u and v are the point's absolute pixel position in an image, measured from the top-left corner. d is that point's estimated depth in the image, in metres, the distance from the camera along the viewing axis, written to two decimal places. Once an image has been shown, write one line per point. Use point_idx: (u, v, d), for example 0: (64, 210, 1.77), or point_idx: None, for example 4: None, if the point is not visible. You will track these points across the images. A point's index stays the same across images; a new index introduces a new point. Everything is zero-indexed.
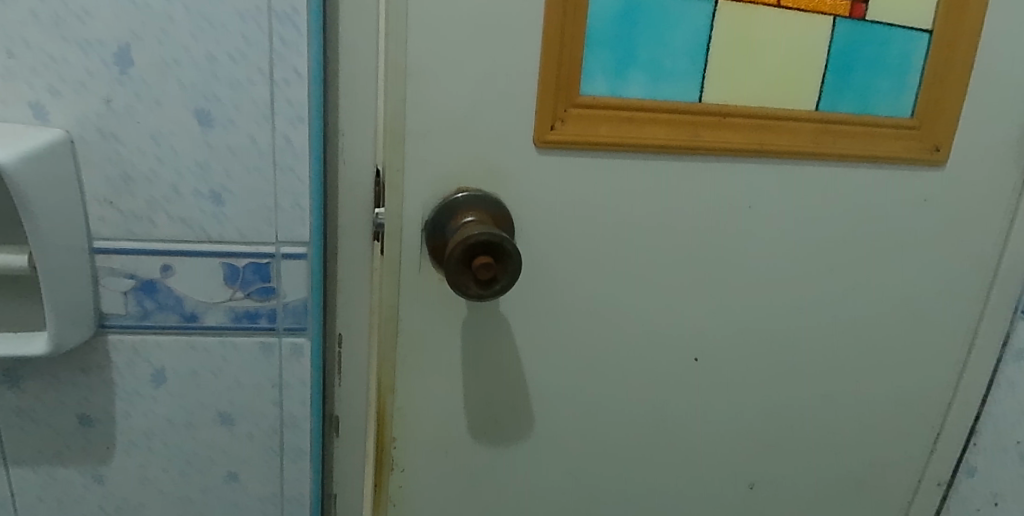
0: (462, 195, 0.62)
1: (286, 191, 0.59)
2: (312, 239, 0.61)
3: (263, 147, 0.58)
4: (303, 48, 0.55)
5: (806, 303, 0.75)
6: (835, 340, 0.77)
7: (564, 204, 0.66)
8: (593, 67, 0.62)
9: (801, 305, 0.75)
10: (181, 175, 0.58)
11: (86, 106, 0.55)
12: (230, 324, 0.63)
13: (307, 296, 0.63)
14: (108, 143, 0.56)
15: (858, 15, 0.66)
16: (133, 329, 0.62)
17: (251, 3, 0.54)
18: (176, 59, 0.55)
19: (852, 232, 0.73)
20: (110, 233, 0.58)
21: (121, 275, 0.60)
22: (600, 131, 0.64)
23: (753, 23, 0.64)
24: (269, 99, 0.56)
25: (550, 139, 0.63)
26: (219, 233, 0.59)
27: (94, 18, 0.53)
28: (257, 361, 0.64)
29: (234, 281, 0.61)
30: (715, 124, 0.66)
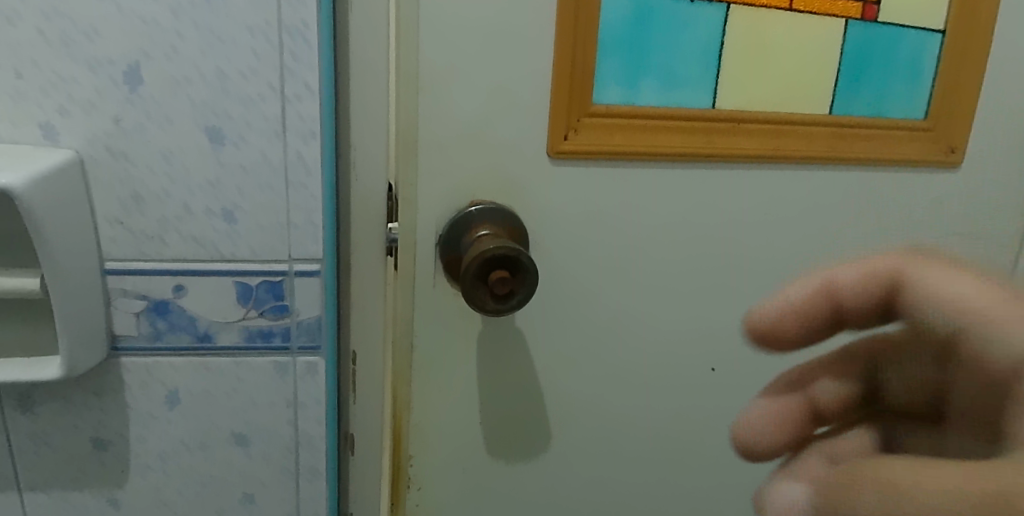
0: (475, 208, 0.60)
1: (299, 207, 0.58)
2: (325, 256, 0.60)
3: (276, 165, 0.57)
4: (314, 63, 0.55)
5: None
6: None
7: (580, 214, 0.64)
8: (605, 75, 0.60)
9: None
10: (192, 194, 0.57)
11: (96, 126, 0.54)
12: (244, 344, 0.62)
13: (321, 314, 0.62)
14: (119, 163, 0.55)
15: (870, 17, 0.65)
16: (146, 351, 0.61)
17: (261, 18, 0.53)
18: (186, 76, 0.54)
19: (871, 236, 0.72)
20: (122, 253, 0.58)
21: (133, 296, 0.59)
22: (614, 141, 0.62)
23: (766, 27, 0.63)
24: (280, 114, 0.56)
25: (563, 149, 0.61)
26: (232, 251, 0.59)
27: (104, 37, 0.52)
28: (272, 381, 0.63)
29: (247, 301, 0.61)
30: (731, 130, 0.65)
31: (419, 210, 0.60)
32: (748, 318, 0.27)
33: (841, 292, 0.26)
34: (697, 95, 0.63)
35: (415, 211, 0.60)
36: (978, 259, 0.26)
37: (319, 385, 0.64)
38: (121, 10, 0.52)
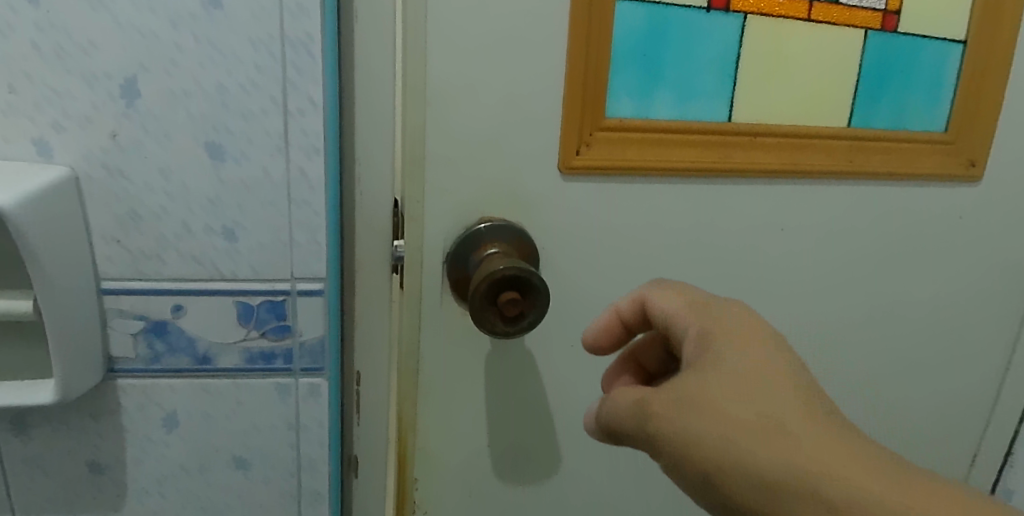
0: (484, 224, 0.58)
1: (301, 225, 0.56)
2: (329, 274, 0.58)
3: (278, 181, 0.55)
4: (318, 77, 0.53)
5: (843, 327, 0.72)
6: (872, 366, 0.74)
7: (592, 230, 0.62)
8: (618, 88, 0.58)
9: (838, 330, 0.72)
10: (191, 211, 0.55)
11: (92, 141, 0.52)
12: (245, 365, 0.60)
13: (325, 334, 0.60)
14: (115, 180, 0.54)
15: (891, 27, 0.63)
16: (143, 372, 0.59)
17: (264, 30, 0.52)
18: (185, 90, 0.52)
19: (892, 253, 0.70)
20: (119, 272, 0.56)
21: (130, 316, 0.57)
22: (627, 155, 0.60)
23: (785, 38, 0.61)
24: (283, 129, 0.54)
25: (575, 164, 0.59)
26: (232, 271, 0.57)
27: (100, 50, 0.51)
28: (273, 403, 0.61)
29: (248, 321, 0.59)
30: (749, 144, 0.62)
31: (427, 226, 0.58)
32: (587, 340, 0.49)
33: (620, 309, 0.47)
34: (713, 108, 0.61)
35: (423, 227, 0.58)
36: (689, 286, 0.45)
37: (322, 407, 0.62)
38: (118, 22, 0.50)
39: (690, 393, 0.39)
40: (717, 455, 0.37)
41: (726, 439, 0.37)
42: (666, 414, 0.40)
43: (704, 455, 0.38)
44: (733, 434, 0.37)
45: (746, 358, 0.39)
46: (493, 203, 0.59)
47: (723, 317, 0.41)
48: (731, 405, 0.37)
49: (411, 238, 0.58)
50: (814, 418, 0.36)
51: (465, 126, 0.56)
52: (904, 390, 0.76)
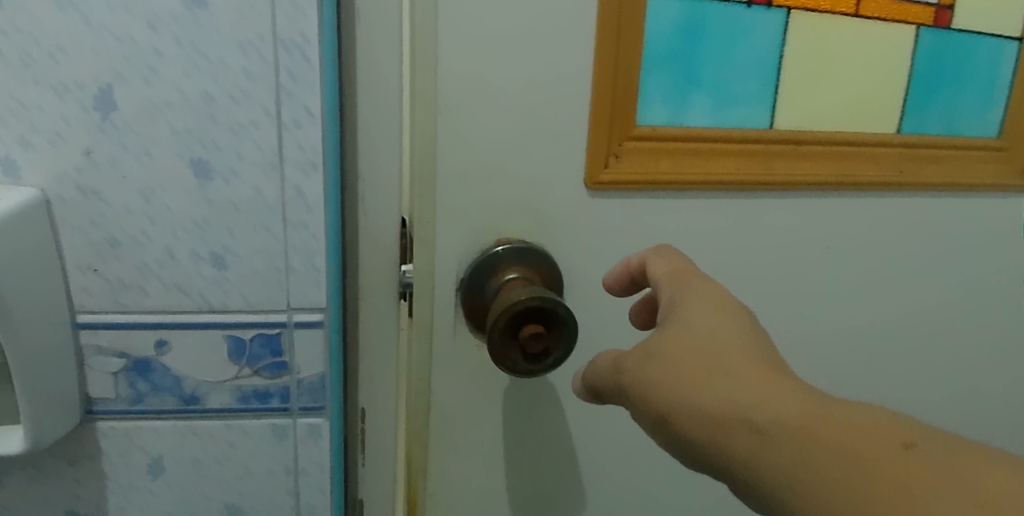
0: (504, 247, 0.50)
1: (298, 250, 0.50)
2: (329, 304, 0.52)
3: (272, 202, 0.49)
4: (316, 84, 0.47)
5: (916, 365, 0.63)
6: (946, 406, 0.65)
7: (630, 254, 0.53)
8: (651, 92, 0.50)
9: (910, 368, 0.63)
10: (175, 236, 0.49)
11: (64, 160, 0.47)
12: (237, 405, 0.54)
13: (325, 371, 0.54)
14: (90, 202, 0.48)
15: (943, 23, 0.55)
16: (125, 414, 0.53)
17: (253, 32, 0.46)
18: (166, 101, 0.46)
19: (968, 277, 0.61)
20: (96, 305, 0.50)
21: (109, 354, 0.51)
22: (663, 167, 0.52)
23: (841, 35, 0.53)
24: (276, 144, 0.48)
25: (604, 179, 0.51)
26: (221, 301, 0.51)
27: (71, 57, 0.45)
28: (269, 446, 0.55)
29: (240, 357, 0.53)
30: (802, 154, 0.54)
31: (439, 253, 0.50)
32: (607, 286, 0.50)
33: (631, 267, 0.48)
34: (760, 113, 0.53)
35: (433, 255, 0.50)
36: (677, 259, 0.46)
37: (323, 450, 0.56)
38: (90, 25, 0.45)
39: (655, 346, 0.38)
40: (669, 399, 0.37)
41: (681, 384, 0.36)
42: (635, 370, 0.39)
43: (658, 400, 0.37)
44: (687, 381, 0.36)
45: (703, 316, 0.39)
46: (512, 223, 0.51)
47: (698, 287, 0.41)
48: (685, 350, 0.37)
49: (420, 266, 0.50)
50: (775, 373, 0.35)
51: (479, 137, 0.48)
52: (982, 429, 0.67)
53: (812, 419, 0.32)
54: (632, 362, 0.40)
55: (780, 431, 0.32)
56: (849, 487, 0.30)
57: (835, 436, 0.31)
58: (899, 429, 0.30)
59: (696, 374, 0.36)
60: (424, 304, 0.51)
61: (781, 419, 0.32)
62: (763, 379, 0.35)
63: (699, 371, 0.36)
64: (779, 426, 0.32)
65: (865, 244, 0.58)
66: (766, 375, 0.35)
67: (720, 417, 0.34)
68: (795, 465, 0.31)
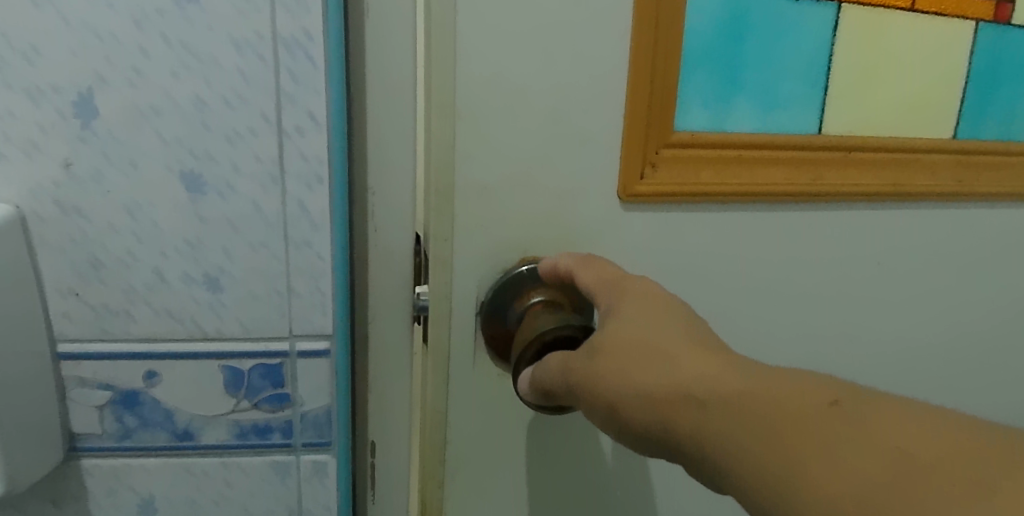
0: (527, 267, 0.45)
1: (301, 271, 0.45)
2: (336, 331, 0.47)
3: (271, 218, 0.44)
4: (320, 87, 0.42)
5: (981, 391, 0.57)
6: None
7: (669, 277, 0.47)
8: (690, 94, 0.43)
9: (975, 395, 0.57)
10: (165, 256, 0.44)
11: (41, 172, 0.42)
12: (235, 441, 0.49)
13: (331, 403, 0.49)
14: (70, 219, 0.43)
15: (1004, 18, 0.48)
16: (112, 452, 0.48)
17: (250, 28, 0.41)
18: (154, 106, 0.42)
19: None
20: (79, 333, 0.45)
21: (94, 386, 0.47)
22: (704, 179, 0.45)
23: (907, 30, 0.46)
24: (277, 154, 0.43)
25: (639, 191, 0.44)
26: (217, 328, 0.46)
27: (47, 58, 0.40)
28: (271, 485, 0.50)
29: (238, 389, 0.48)
30: (863, 161, 0.47)
31: (457, 273, 0.45)
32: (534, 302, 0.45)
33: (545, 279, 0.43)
34: (815, 117, 0.46)
35: (452, 274, 0.45)
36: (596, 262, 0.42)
37: (329, 490, 0.51)
38: (68, 22, 0.40)
39: (597, 341, 0.35)
40: (613, 388, 0.33)
41: (623, 374, 0.33)
42: (580, 369, 0.35)
43: (605, 396, 0.34)
44: (627, 369, 0.33)
45: (642, 305, 0.36)
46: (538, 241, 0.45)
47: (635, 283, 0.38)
48: (624, 338, 0.34)
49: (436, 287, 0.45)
50: (720, 357, 0.32)
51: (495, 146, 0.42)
52: None
53: (748, 388, 0.29)
54: (575, 357, 0.36)
55: (718, 404, 0.29)
56: (791, 451, 0.27)
57: (773, 404, 0.28)
58: (832, 389, 0.28)
59: (631, 355, 0.33)
60: (440, 331, 0.46)
61: (715, 389, 0.30)
62: (699, 355, 0.32)
63: (636, 353, 0.33)
64: (717, 399, 0.29)
65: (935, 262, 0.52)
66: (701, 349, 0.32)
67: (661, 398, 0.31)
68: (738, 440, 0.28)
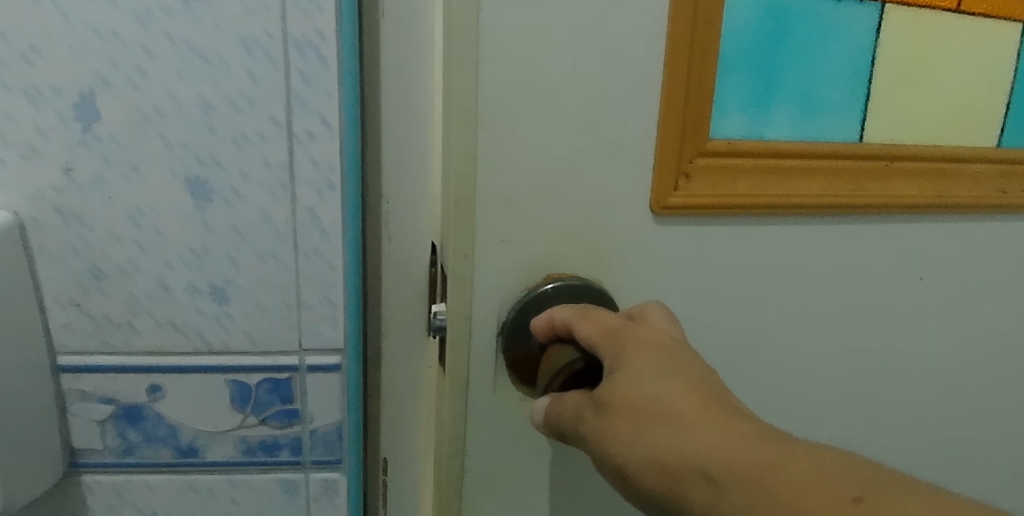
0: (553, 286, 0.34)
1: (311, 282, 0.43)
2: (348, 345, 0.45)
3: (280, 227, 0.42)
4: (332, 89, 0.40)
5: None
6: None
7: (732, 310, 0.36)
8: (731, 96, 0.33)
9: None
10: (170, 266, 0.42)
11: (40, 178, 0.40)
12: (242, 458, 0.47)
13: (342, 420, 0.46)
14: (71, 227, 0.41)
15: None
16: (113, 468, 0.46)
17: (259, 27, 0.39)
18: (158, 109, 0.39)
19: None
20: (80, 345, 0.43)
21: (95, 400, 0.45)
22: (760, 189, 0.35)
23: (1002, 18, 0.37)
24: (287, 159, 0.41)
25: (676, 204, 0.34)
26: (223, 340, 0.44)
27: (45, 57, 0.38)
28: (278, 503, 0.48)
29: (245, 404, 0.46)
30: (945, 171, 0.37)
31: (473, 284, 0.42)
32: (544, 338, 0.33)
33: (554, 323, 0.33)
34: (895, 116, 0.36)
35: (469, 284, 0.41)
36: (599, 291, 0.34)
37: (340, 509, 0.49)
38: (68, 20, 0.38)
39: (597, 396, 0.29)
40: (617, 455, 0.28)
41: (630, 443, 0.27)
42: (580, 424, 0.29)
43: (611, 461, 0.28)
44: (634, 437, 0.27)
45: (647, 340, 0.29)
46: (569, 258, 0.34)
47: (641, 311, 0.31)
48: (628, 394, 0.28)
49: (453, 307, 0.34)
50: (742, 422, 0.26)
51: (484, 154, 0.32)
52: None
53: (775, 479, 0.24)
54: (581, 403, 0.30)
55: (741, 494, 0.24)
56: None
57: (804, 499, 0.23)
58: (864, 481, 0.23)
59: (638, 412, 0.27)
60: None
61: (738, 476, 0.24)
62: (716, 422, 0.26)
63: (643, 417, 0.27)
64: (741, 490, 0.24)
65: None
66: (718, 413, 0.26)
67: (671, 475, 0.26)
68: None
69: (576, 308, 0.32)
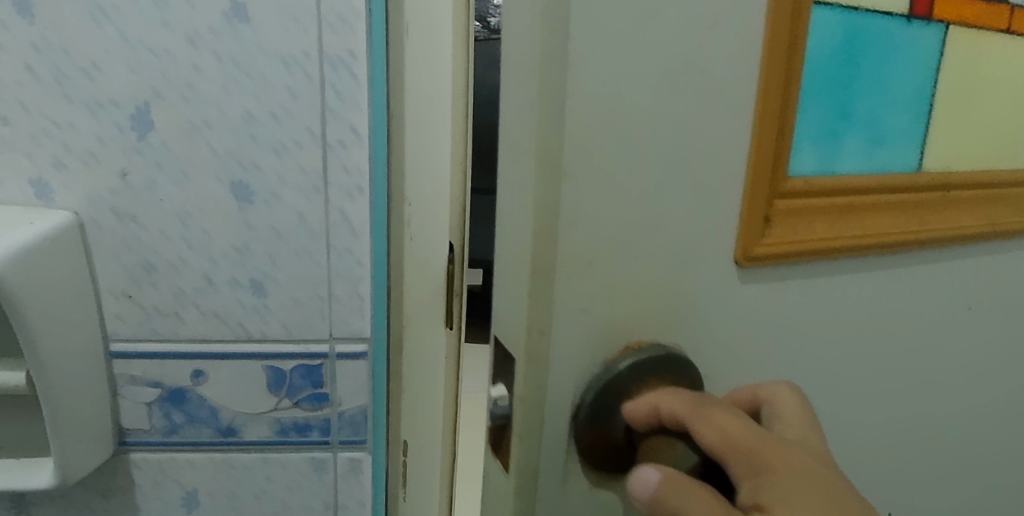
0: (630, 364, 0.27)
1: (341, 277, 0.48)
2: (374, 333, 0.49)
3: (315, 227, 0.46)
4: (363, 103, 0.45)
5: None
6: None
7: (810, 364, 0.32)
8: (808, 127, 0.29)
9: None
10: (214, 262, 0.46)
11: (99, 182, 0.44)
12: (276, 438, 0.51)
13: (368, 403, 0.51)
14: (125, 226, 0.45)
15: None
16: (158, 446, 0.51)
17: (298, 48, 0.43)
18: (206, 121, 0.44)
19: None
20: (130, 332, 0.48)
21: (144, 384, 0.49)
22: (834, 232, 0.30)
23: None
24: (321, 165, 0.45)
25: (764, 253, 0.28)
26: (261, 330, 0.48)
27: (105, 73, 0.42)
28: (308, 480, 0.53)
29: (280, 388, 0.50)
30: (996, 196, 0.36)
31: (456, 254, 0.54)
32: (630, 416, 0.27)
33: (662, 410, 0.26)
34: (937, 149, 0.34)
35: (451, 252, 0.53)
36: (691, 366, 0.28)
37: (364, 486, 0.53)
38: (127, 41, 0.42)
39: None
40: None
41: None
42: None
43: None
44: None
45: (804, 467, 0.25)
46: (644, 322, 0.27)
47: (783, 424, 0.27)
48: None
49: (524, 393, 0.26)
50: None
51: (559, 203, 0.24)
52: None
53: None
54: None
55: None
56: None
57: None
58: None
59: None
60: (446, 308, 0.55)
61: None
62: None
63: None
64: None
65: None
66: None
67: None
68: None
69: (689, 397, 0.26)
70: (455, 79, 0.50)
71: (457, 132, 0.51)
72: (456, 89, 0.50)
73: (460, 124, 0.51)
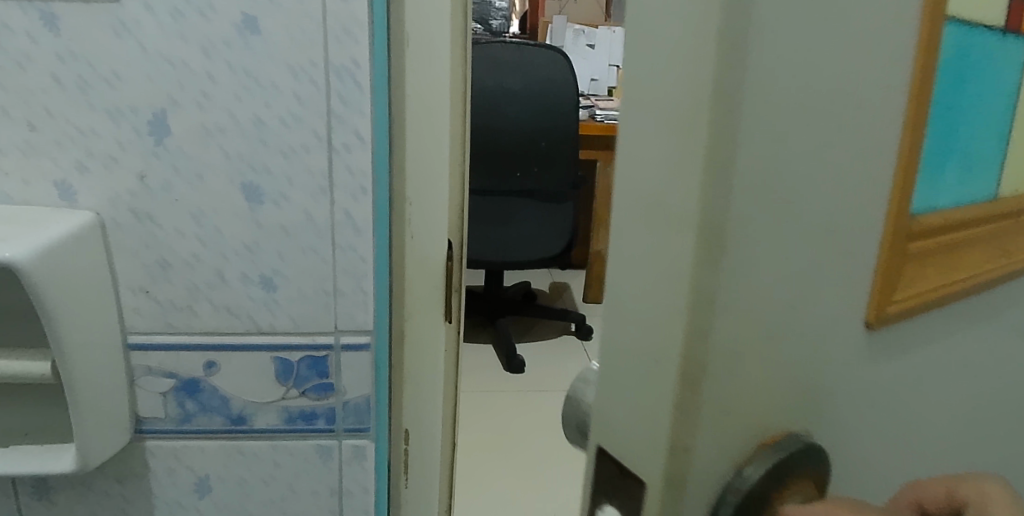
0: (765, 469, 0.23)
1: (346, 273, 0.50)
2: (376, 327, 0.52)
3: (321, 225, 0.49)
4: (366, 108, 0.47)
5: None
6: None
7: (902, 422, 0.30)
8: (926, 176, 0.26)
9: None
10: (226, 259, 0.49)
11: (118, 183, 0.47)
12: (284, 426, 0.54)
13: (371, 393, 0.54)
14: (143, 225, 0.48)
15: None
16: (173, 434, 0.54)
17: (305, 57, 0.46)
18: (219, 125, 0.47)
19: None
20: (147, 325, 0.50)
21: (159, 374, 0.52)
22: (934, 283, 0.28)
23: None
24: (327, 167, 0.48)
25: (889, 318, 0.26)
26: (270, 323, 0.51)
27: (125, 81, 0.45)
28: (314, 467, 0.55)
29: (288, 378, 0.53)
30: None
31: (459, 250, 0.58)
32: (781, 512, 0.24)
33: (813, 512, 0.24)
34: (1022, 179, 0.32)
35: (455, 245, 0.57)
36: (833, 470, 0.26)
37: (368, 472, 0.56)
38: (146, 52, 0.45)
39: None
40: None
41: None
42: None
43: None
44: None
45: None
46: (775, 416, 0.24)
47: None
48: None
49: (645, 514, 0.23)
50: None
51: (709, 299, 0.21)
52: None
53: None
54: None
55: None
56: None
57: None
58: None
59: None
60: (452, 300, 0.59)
61: None
62: None
63: None
64: None
65: None
66: None
67: None
68: None
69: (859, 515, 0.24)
70: (453, 87, 0.53)
71: (456, 137, 0.54)
72: (453, 97, 0.53)
73: (457, 130, 0.55)
